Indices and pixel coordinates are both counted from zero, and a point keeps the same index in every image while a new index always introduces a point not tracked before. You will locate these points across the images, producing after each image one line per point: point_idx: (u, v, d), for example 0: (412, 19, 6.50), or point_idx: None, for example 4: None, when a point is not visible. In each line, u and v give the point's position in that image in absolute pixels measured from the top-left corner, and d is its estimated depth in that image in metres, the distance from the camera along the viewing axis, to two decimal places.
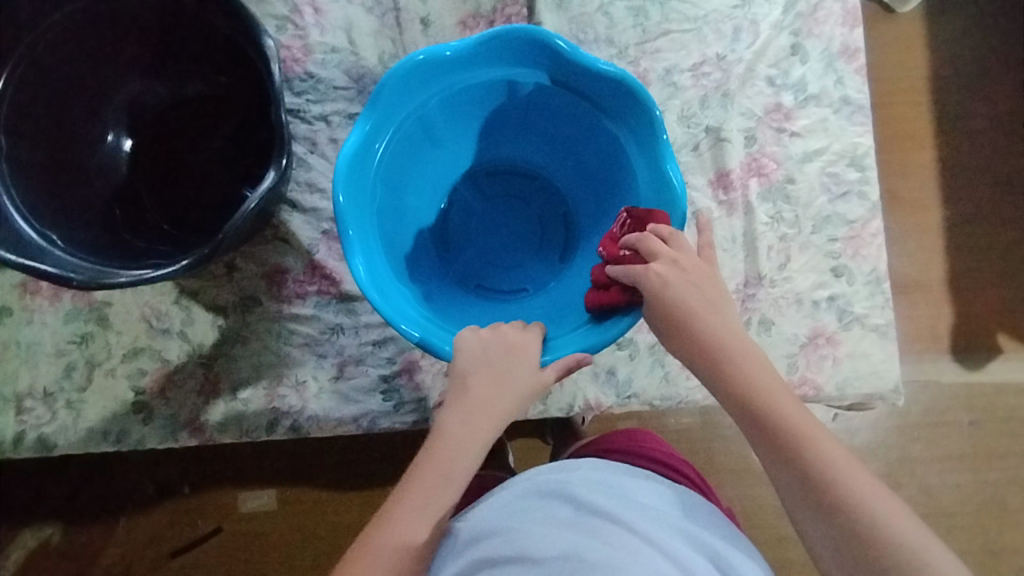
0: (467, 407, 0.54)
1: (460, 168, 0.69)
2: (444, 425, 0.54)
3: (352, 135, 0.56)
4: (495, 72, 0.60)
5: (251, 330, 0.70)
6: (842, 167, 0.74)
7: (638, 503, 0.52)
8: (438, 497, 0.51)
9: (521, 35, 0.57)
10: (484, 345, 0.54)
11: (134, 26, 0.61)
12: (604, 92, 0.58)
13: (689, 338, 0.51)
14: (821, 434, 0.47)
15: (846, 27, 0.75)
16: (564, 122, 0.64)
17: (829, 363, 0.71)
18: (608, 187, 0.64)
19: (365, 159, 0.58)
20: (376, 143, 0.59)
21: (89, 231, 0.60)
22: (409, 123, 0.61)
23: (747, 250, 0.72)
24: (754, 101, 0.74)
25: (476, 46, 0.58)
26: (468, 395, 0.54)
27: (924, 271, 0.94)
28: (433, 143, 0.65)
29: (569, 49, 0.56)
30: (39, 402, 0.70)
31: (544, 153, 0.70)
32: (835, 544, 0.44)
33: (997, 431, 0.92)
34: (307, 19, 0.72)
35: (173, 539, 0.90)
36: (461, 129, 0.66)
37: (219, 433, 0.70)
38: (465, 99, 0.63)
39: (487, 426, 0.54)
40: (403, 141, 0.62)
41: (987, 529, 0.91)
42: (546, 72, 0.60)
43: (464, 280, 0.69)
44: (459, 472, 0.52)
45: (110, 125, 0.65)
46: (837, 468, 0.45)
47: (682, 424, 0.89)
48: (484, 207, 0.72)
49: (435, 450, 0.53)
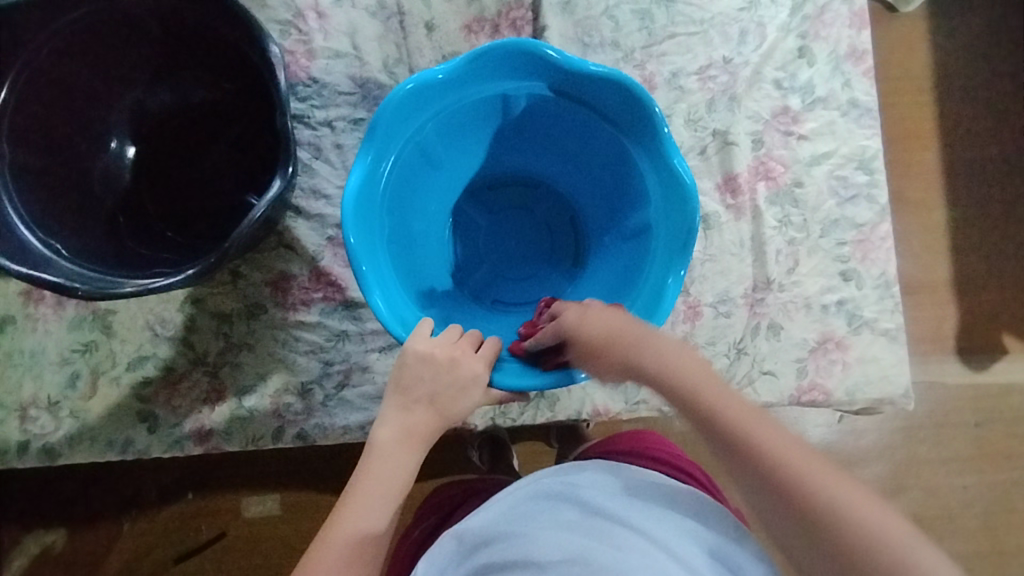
0: (402, 424, 0.53)
1: (461, 185, 0.69)
2: (381, 441, 0.53)
3: (353, 172, 0.55)
4: (487, 88, 0.59)
5: (256, 337, 0.70)
6: (850, 170, 0.74)
7: (642, 504, 0.52)
8: (380, 512, 0.51)
9: (510, 48, 0.55)
10: (427, 363, 0.53)
11: (137, 33, 0.60)
12: (603, 98, 0.57)
13: (614, 354, 0.51)
14: (762, 418, 0.46)
15: (853, 29, 0.74)
16: (564, 130, 0.63)
17: (839, 368, 0.71)
18: (616, 191, 0.63)
19: (370, 193, 0.57)
20: (378, 176, 0.58)
21: (93, 239, 0.59)
22: (407, 150, 0.60)
23: (755, 254, 0.72)
24: (762, 104, 0.74)
25: (465, 65, 0.56)
26: (410, 415, 0.54)
27: (929, 272, 0.93)
28: (433, 165, 0.64)
29: (560, 57, 0.55)
30: (44, 411, 0.69)
31: (543, 162, 0.69)
32: (784, 519, 0.43)
33: (1004, 433, 0.92)
34: (311, 24, 0.71)
35: (177, 544, 0.89)
36: (459, 147, 0.65)
37: (224, 442, 0.70)
38: (460, 118, 0.61)
39: (419, 444, 0.54)
40: (405, 167, 0.61)
41: (994, 531, 0.91)
42: (541, 83, 0.58)
43: (480, 296, 0.68)
44: (395, 489, 0.52)
45: (114, 131, 0.64)
46: (771, 442, 0.44)
47: (687, 427, 0.88)
48: (489, 222, 0.72)
49: (373, 468, 0.52)
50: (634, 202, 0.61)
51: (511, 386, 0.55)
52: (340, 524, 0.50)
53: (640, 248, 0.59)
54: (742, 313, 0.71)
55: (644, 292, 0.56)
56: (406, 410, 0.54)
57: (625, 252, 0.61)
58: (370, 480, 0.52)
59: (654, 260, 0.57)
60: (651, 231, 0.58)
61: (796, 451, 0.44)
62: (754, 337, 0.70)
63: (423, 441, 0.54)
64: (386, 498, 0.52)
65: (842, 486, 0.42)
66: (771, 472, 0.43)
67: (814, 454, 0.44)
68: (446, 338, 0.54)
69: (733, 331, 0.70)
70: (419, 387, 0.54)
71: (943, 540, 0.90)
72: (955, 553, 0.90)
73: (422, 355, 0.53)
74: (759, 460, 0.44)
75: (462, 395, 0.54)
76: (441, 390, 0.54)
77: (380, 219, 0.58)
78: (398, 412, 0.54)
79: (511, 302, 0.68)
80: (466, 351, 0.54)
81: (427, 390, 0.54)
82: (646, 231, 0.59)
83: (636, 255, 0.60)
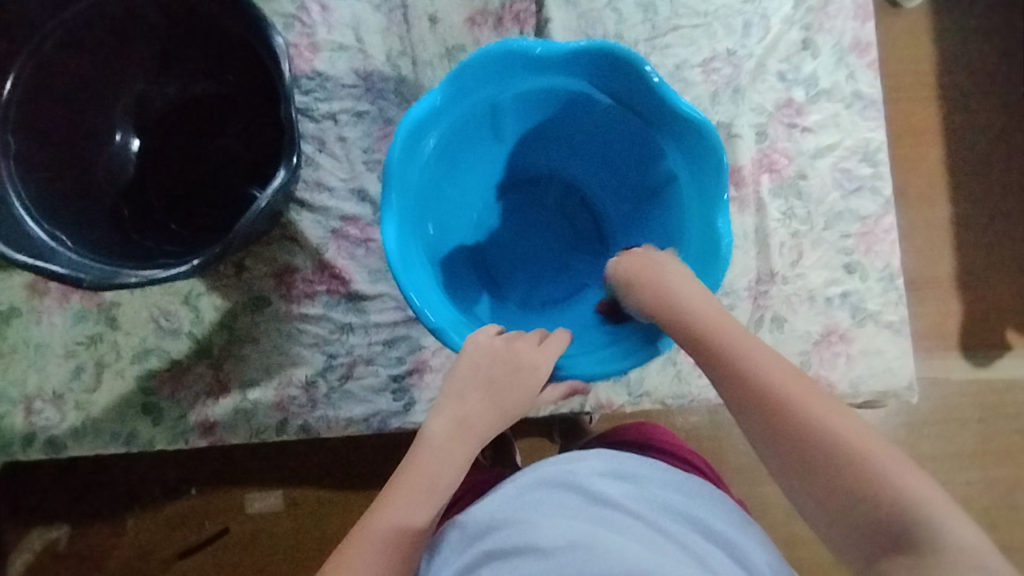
0: (455, 414, 0.53)
1: (475, 200, 0.69)
2: (434, 434, 0.53)
3: (386, 225, 0.54)
4: (475, 98, 0.60)
5: (260, 329, 0.70)
6: (854, 163, 0.74)
7: (649, 496, 0.51)
8: (425, 505, 0.50)
9: (491, 54, 0.56)
10: (485, 354, 0.54)
11: (142, 24, 0.60)
12: (593, 74, 0.58)
13: (641, 291, 0.53)
14: (768, 353, 0.47)
15: (858, 21, 0.74)
16: (557, 115, 0.64)
17: (843, 360, 0.71)
18: (630, 158, 0.64)
19: (403, 231, 0.56)
20: (406, 213, 0.57)
21: (97, 230, 0.59)
22: (422, 177, 0.60)
23: (758, 247, 0.72)
24: (766, 96, 0.74)
25: (453, 83, 0.56)
26: (466, 404, 0.54)
27: (932, 267, 0.93)
28: (446, 186, 0.65)
29: (541, 48, 0.56)
30: (49, 403, 0.69)
31: (541, 153, 0.70)
32: (774, 445, 0.43)
33: (1008, 428, 0.92)
34: (315, 17, 0.71)
35: (180, 539, 0.89)
36: (464, 161, 0.65)
37: (229, 434, 0.70)
38: (460, 134, 0.62)
39: (473, 438, 0.53)
40: (424, 194, 0.61)
41: (997, 527, 0.91)
42: (528, 76, 0.59)
43: (527, 304, 0.68)
44: (444, 485, 0.51)
45: (117, 123, 0.64)
46: (768, 368, 0.45)
47: (691, 422, 0.88)
48: (506, 226, 0.72)
49: (423, 459, 0.52)
50: (655, 168, 0.61)
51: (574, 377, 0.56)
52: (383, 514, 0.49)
53: (671, 201, 0.60)
54: (746, 305, 0.71)
55: (694, 230, 0.57)
56: (461, 399, 0.54)
57: (660, 218, 0.62)
58: (419, 470, 0.51)
59: (690, 209, 0.58)
60: (678, 180, 0.59)
61: (799, 383, 0.44)
62: (758, 329, 0.70)
63: (480, 433, 0.53)
64: (432, 493, 0.51)
65: (840, 418, 0.42)
66: (766, 397, 0.44)
67: (817, 390, 0.44)
68: (506, 334, 0.56)
69: None
70: (475, 376, 0.54)
71: None
72: None
73: (483, 347, 0.54)
74: (760, 385, 0.45)
75: (522, 384, 0.54)
76: (500, 380, 0.54)
77: (418, 257, 0.58)
78: (455, 401, 0.54)
79: (564, 299, 0.68)
80: (527, 344, 0.55)
81: (484, 379, 0.54)
82: (671, 187, 0.60)
83: (668, 208, 0.61)
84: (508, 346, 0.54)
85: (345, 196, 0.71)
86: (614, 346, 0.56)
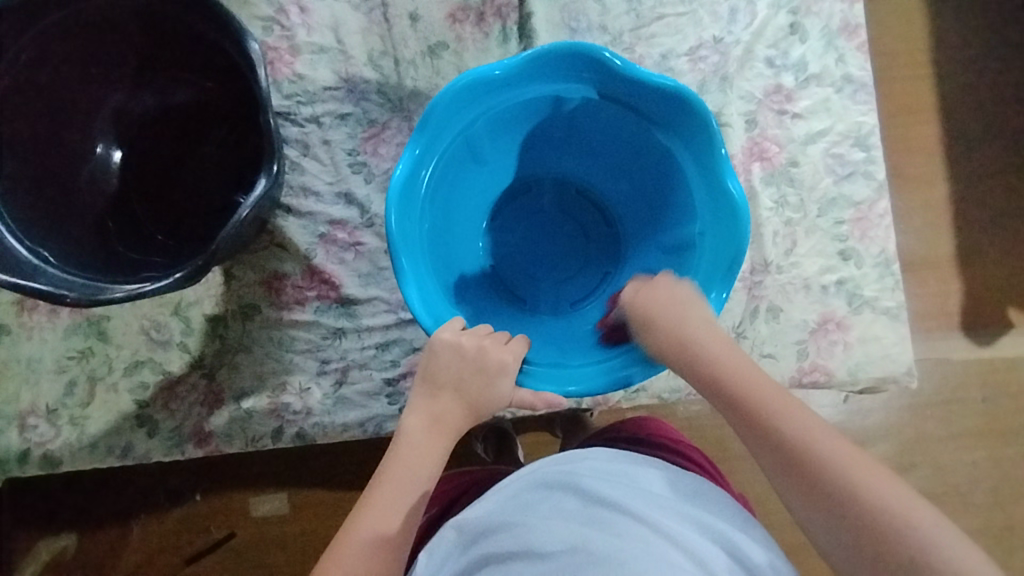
0: (430, 411, 0.55)
1: (477, 223, 0.69)
2: (409, 430, 0.54)
3: (407, 287, 0.53)
4: (450, 132, 0.59)
5: (251, 338, 0.69)
6: (846, 148, 0.73)
7: (645, 491, 0.50)
8: (408, 502, 0.51)
9: (460, 87, 0.55)
10: (455, 352, 0.54)
11: (117, 36, 0.59)
12: (563, 77, 0.58)
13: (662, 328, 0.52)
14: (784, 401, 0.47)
15: (845, 3, 0.73)
16: (537, 125, 0.64)
17: (840, 348, 0.70)
18: (624, 146, 0.63)
19: (421, 280, 0.56)
20: (419, 260, 0.57)
21: (84, 246, 0.59)
22: (425, 214, 0.60)
23: (752, 238, 0.71)
24: (754, 83, 0.72)
25: (431, 122, 0.56)
26: (438, 401, 0.55)
27: (932, 247, 0.92)
28: (448, 214, 0.64)
29: (504, 68, 0.56)
30: (42, 419, 0.69)
31: (524, 165, 0.69)
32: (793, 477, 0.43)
33: (1011, 406, 0.91)
34: (293, 19, 0.71)
35: (186, 547, 0.89)
36: (460, 189, 0.65)
37: (224, 444, 0.70)
38: (450, 164, 0.61)
39: (447, 433, 0.55)
40: (430, 229, 0.61)
41: (1003, 506, 0.90)
42: (499, 93, 0.58)
43: (558, 311, 0.68)
44: (422, 479, 0.52)
45: (98, 134, 0.63)
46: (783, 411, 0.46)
47: (691, 413, 0.87)
48: (514, 241, 0.72)
49: (401, 457, 0.53)
50: (648, 152, 0.61)
51: (546, 386, 0.55)
52: (365, 521, 0.49)
53: (674, 177, 0.60)
54: (741, 296, 0.70)
55: (702, 196, 0.57)
56: (433, 397, 0.56)
57: (669, 196, 0.61)
58: (398, 465, 0.53)
59: (694, 181, 0.57)
60: (673, 156, 0.58)
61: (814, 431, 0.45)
62: (754, 320, 0.70)
63: (453, 429, 0.55)
64: (420, 490, 0.52)
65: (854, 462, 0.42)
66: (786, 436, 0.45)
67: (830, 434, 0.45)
68: (475, 331, 0.55)
69: (732, 315, 0.70)
70: (443, 374, 0.55)
71: (950, 516, 0.90)
72: (961, 529, 0.90)
73: (450, 343, 0.54)
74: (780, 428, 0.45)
75: (485, 387, 0.55)
76: (467, 378, 0.55)
77: (441, 302, 0.58)
78: (427, 400, 0.56)
79: (593, 298, 0.68)
80: (494, 342, 0.55)
81: (452, 378, 0.55)
82: (671, 166, 0.59)
83: (675, 184, 0.60)
84: (479, 343, 0.55)
85: (332, 200, 0.70)
86: (596, 364, 0.56)
